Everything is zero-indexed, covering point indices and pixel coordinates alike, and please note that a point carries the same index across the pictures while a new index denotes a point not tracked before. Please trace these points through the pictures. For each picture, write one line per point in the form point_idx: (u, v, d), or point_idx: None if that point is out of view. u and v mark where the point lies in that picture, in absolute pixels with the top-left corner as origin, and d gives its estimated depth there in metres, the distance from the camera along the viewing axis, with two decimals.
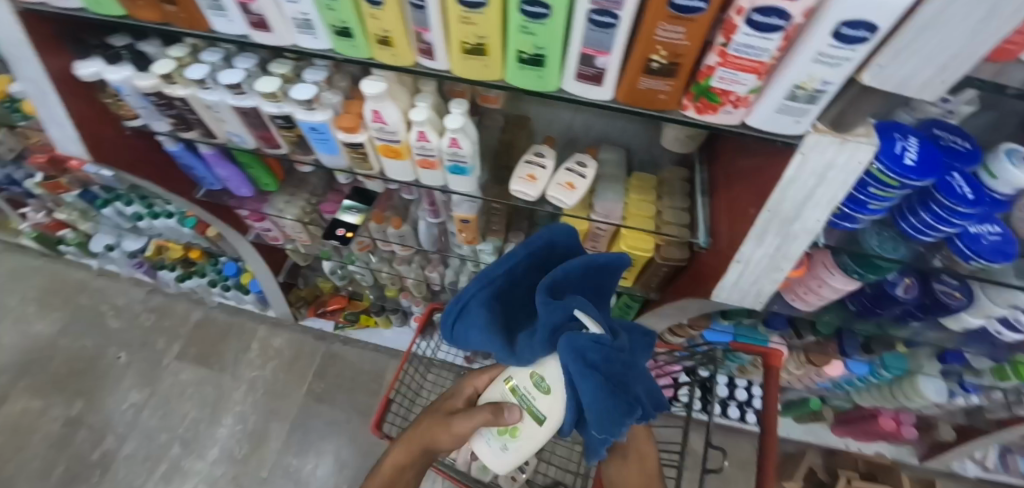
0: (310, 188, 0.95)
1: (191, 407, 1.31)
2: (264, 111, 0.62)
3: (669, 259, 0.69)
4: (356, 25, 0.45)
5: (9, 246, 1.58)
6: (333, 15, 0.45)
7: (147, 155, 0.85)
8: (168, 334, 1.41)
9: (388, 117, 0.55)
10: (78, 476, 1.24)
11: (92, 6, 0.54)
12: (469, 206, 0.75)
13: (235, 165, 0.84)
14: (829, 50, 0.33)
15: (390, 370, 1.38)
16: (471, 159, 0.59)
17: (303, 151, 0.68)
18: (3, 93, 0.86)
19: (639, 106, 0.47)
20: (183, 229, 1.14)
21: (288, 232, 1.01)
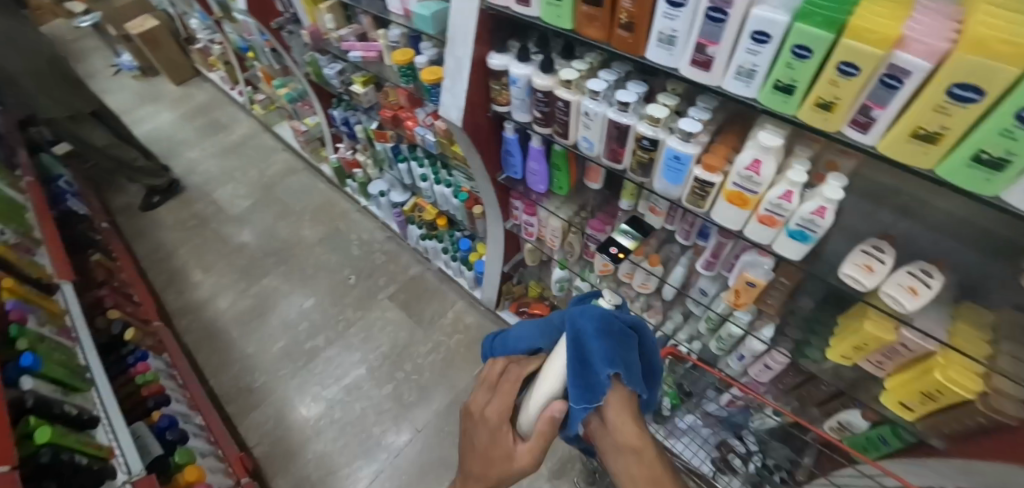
0: (584, 200, 1.08)
1: (384, 342, 1.53)
2: (636, 130, 0.75)
3: (998, 413, 0.61)
4: (803, 85, 0.55)
5: (311, 168, 2.09)
6: (788, 73, 0.55)
7: (487, 136, 1.03)
8: (389, 276, 1.69)
9: (763, 169, 0.63)
10: (292, 355, 1.54)
11: (558, 22, 0.75)
12: (762, 271, 0.81)
13: (547, 163, 0.99)
14: None
15: None
16: (821, 231, 0.63)
17: (642, 173, 0.81)
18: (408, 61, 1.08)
19: None
20: (452, 199, 1.34)
21: (546, 232, 1.14)
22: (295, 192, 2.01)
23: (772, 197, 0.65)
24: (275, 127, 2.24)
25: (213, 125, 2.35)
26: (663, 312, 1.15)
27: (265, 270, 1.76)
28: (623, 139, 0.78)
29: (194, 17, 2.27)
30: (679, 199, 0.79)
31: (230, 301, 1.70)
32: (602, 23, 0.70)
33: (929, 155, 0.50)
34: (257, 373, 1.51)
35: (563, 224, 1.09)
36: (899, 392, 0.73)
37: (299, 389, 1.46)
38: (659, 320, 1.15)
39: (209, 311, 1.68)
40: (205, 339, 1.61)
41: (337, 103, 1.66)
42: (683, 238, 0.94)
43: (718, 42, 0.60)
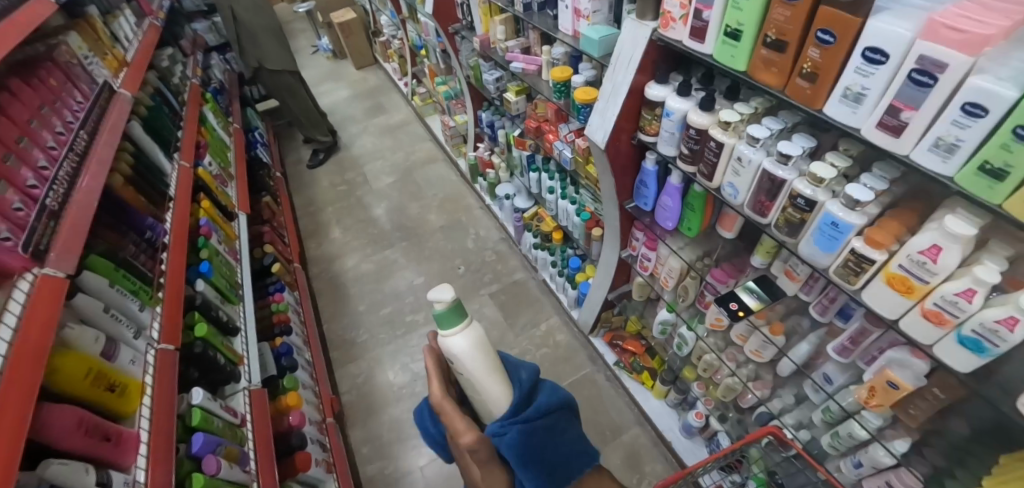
0: (713, 248, 1.02)
1: None
2: (792, 187, 0.70)
3: None
4: (1019, 173, 0.47)
5: (448, 160, 2.29)
6: (1001, 157, 0.47)
7: (626, 162, 1.02)
8: (495, 274, 1.77)
9: (943, 258, 0.57)
10: (394, 323, 1.69)
11: (729, 61, 0.73)
12: (912, 374, 0.70)
13: (682, 201, 0.96)
14: None
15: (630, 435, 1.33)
16: (1006, 346, 0.54)
17: (788, 233, 0.75)
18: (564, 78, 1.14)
19: None
20: (574, 217, 1.35)
21: (662, 271, 1.10)
22: (432, 179, 2.21)
23: (947, 291, 0.57)
24: (426, 118, 2.50)
25: (378, 108, 2.71)
26: (777, 390, 1.02)
27: (389, 242, 1.97)
28: (773, 193, 0.73)
29: (387, 14, 2.64)
30: (824, 270, 0.72)
31: (355, 261, 1.93)
32: (778, 69, 0.67)
33: None
34: (362, 329, 1.69)
35: (682, 266, 1.05)
36: None
37: (392, 355, 1.60)
38: (772, 398, 1.02)
39: (337, 266, 1.92)
40: (329, 288, 1.85)
41: (487, 106, 1.81)
42: (817, 313, 0.86)
43: (917, 107, 0.54)
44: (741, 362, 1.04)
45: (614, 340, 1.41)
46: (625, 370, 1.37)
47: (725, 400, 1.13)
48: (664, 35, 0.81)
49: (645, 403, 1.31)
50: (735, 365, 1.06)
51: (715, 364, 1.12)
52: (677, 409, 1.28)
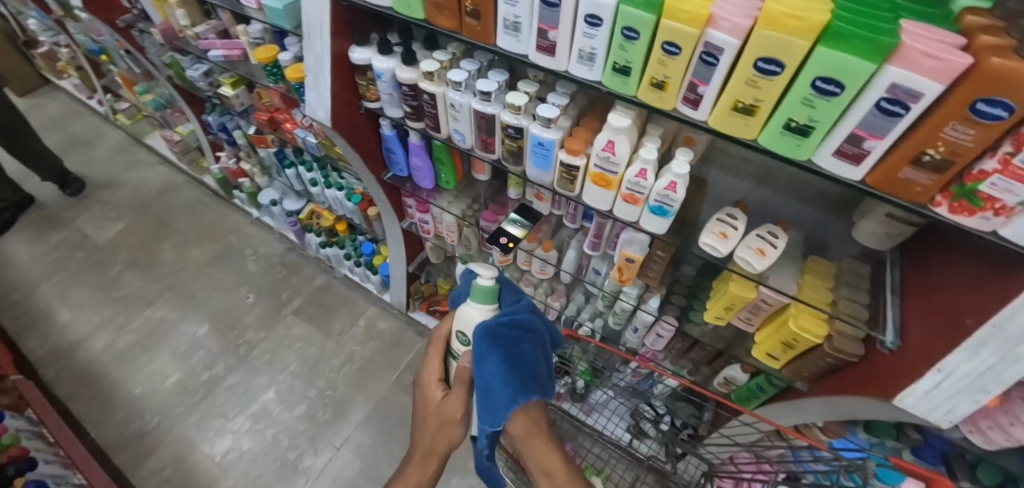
0: (474, 193, 1.07)
1: (292, 360, 1.43)
2: (501, 120, 0.73)
3: (841, 352, 0.67)
4: (637, 66, 0.56)
5: (194, 180, 1.89)
6: (623, 55, 0.56)
7: (365, 136, 0.99)
8: (292, 289, 1.59)
9: (618, 149, 0.63)
10: (188, 391, 1.39)
11: (406, 10, 0.70)
12: (639, 247, 0.81)
13: (430, 158, 0.96)
14: None
15: None
16: (677, 204, 0.64)
17: (514, 162, 0.79)
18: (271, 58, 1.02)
19: (890, 192, 0.49)
20: (346, 203, 1.31)
21: (442, 228, 1.12)
22: (178, 209, 1.81)
23: (630, 176, 0.65)
24: (146, 138, 1.99)
25: (63, 139, 2.04)
26: (566, 297, 1.13)
27: (148, 298, 1.57)
28: (491, 129, 0.76)
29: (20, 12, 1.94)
30: (551, 186, 0.76)
31: (107, 339, 1.49)
32: (450, 11, 0.67)
33: (750, 127, 0.53)
34: (147, 415, 1.34)
35: (456, 219, 1.07)
36: (765, 345, 0.78)
37: (198, 426, 1.32)
38: (563, 305, 1.13)
39: (80, 354, 1.46)
40: (79, 387, 1.40)
41: (211, 107, 1.51)
42: (570, 222, 0.91)
43: (556, 27, 0.58)
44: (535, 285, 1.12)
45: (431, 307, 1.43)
46: None
47: None
48: None
49: None
50: (532, 288, 1.13)
51: None
52: None
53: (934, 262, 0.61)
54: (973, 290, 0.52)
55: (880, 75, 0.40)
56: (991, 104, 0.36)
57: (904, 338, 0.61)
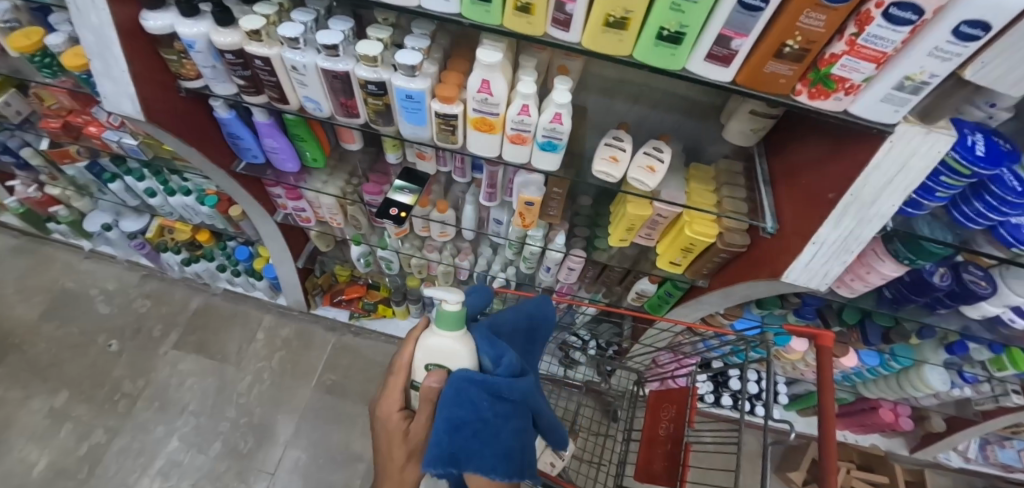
0: (351, 167, 0.96)
1: (190, 399, 1.25)
2: (357, 76, 0.62)
3: (732, 246, 0.73)
4: None
5: None
6: None
7: (196, 124, 0.81)
8: (166, 321, 1.36)
9: (495, 88, 0.58)
10: (63, 472, 1.14)
11: None
12: (536, 188, 0.78)
13: (287, 137, 0.83)
14: (947, 45, 0.39)
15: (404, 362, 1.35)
16: (566, 137, 0.61)
17: (385, 123, 0.69)
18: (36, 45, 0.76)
19: (756, 88, 0.51)
20: (200, 207, 1.11)
21: (322, 212, 1.01)
22: None
23: (513, 115, 0.60)
24: None
25: None
26: (475, 253, 1.09)
27: None
28: (350, 90, 0.65)
29: None
30: (432, 142, 0.68)
31: None
32: None
33: (624, 42, 0.50)
34: None
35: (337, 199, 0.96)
36: (667, 254, 0.81)
37: None
38: (473, 262, 1.10)
39: None
40: None
41: None
42: (459, 177, 0.86)
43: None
44: (440, 249, 1.07)
45: (335, 298, 1.33)
46: (363, 316, 1.34)
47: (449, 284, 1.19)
48: None
49: (395, 330, 1.34)
50: (438, 254, 1.07)
51: (424, 262, 1.11)
52: (422, 316, 1.35)
53: (793, 147, 0.68)
54: (829, 167, 0.59)
55: None
56: (903, 7, 0.37)
57: (781, 220, 0.68)
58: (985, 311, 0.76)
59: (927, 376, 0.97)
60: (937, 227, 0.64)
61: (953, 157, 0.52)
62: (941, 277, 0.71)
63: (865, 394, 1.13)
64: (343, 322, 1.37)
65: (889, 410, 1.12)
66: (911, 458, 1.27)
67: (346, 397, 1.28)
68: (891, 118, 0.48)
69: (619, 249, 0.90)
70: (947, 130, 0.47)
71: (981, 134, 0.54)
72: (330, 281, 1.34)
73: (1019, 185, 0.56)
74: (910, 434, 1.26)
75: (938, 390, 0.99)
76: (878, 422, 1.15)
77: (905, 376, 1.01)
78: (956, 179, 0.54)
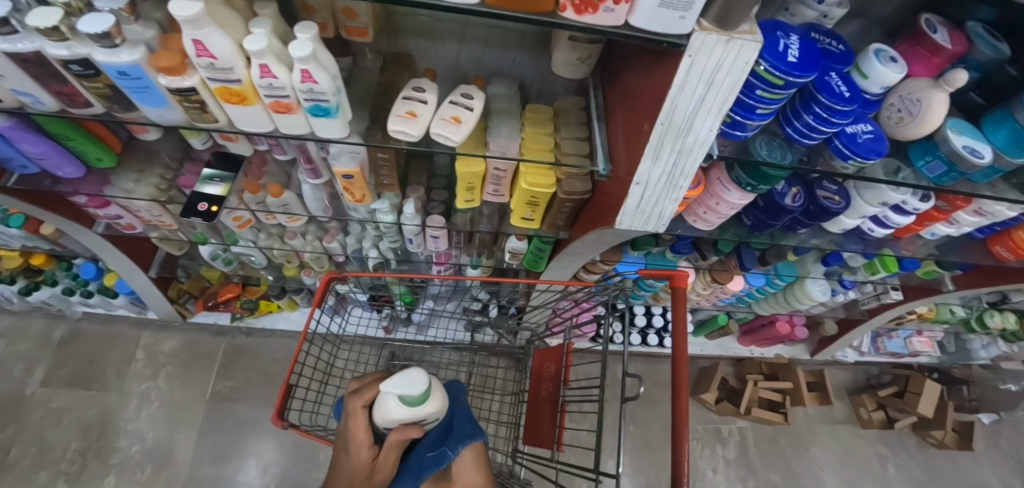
0: (163, 160, 0.82)
1: (71, 438, 1.13)
2: (51, 55, 0.47)
3: (573, 194, 0.66)
4: None
5: None
6: None
7: None
8: (28, 358, 1.21)
9: (217, 49, 0.45)
10: None
11: None
12: (349, 158, 0.67)
13: (50, 139, 0.68)
14: None
15: (308, 354, 1.28)
16: (333, 97, 0.50)
17: (125, 108, 0.56)
18: None
19: (513, 9, 0.42)
20: (9, 230, 0.94)
21: (145, 216, 0.87)
22: None
23: (258, 79, 0.48)
24: None
25: None
26: (343, 233, 0.98)
27: None
28: (56, 74, 0.51)
29: None
30: (190, 124, 0.57)
31: None
32: None
33: None
34: None
35: (153, 201, 0.83)
36: (516, 209, 0.72)
37: None
38: (343, 243, 1.00)
39: None
40: None
41: None
42: (278, 155, 0.74)
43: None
44: (301, 234, 0.96)
45: (209, 302, 1.22)
46: (246, 316, 1.25)
47: (328, 269, 1.10)
48: None
49: (288, 324, 1.27)
50: (301, 239, 0.98)
51: (289, 250, 1.02)
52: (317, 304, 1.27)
53: (622, 71, 0.60)
54: (646, 95, 0.52)
55: None
56: None
57: (613, 160, 0.61)
58: (844, 224, 0.72)
59: (810, 289, 0.98)
60: (775, 147, 0.58)
61: (764, 68, 0.46)
62: (793, 198, 0.66)
63: (760, 311, 1.14)
64: (228, 325, 1.28)
65: (784, 322, 1.16)
66: (813, 360, 1.34)
67: (250, 401, 1.22)
68: (680, 28, 0.40)
69: (477, 210, 0.82)
70: (749, 36, 0.40)
71: (799, 37, 0.47)
72: (200, 285, 1.22)
73: (847, 90, 0.51)
74: (809, 339, 1.32)
75: (820, 300, 1.01)
76: (776, 335, 1.19)
77: (790, 291, 1.03)
78: (771, 93, 0.48)
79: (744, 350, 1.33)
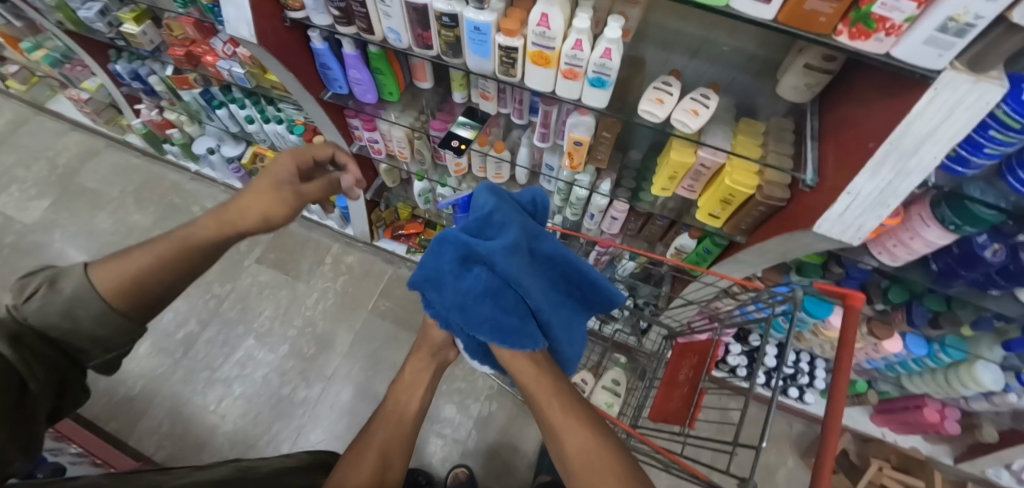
0: (421, 105, 1.06)
1: (266, 305, 1.45)
2: (433, 10, 0.69)
3: (771, 199, 0.75)
4: None
5: (116, 143, 1.74)
6: None
7: (293, 51, 0.92)
8: (251, 238, 1.56)
9: (553, 23, 0.63)
10: (164, 350, 1.38)
11: None
12: (585, 129, 0.83)
13: (369, 69, 0.94)
14: None
15: None
16: (614, 73, 0.66)
17: (453, 55, 0.76)
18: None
19: (797, 27, 0.53)
20: (289, 136, 1.27)
21: (392, 145, 1.13)
22: (105, 175, 1.67)
23: (567, 50, 0.65)
24: (47, 104, 1.77)
25: None
26: (525, 200, 1.18)
27: None
28: (425, 22, 0.72)
29: None
30: (493, 75, 0.75)
31: None
32: None
33: None
34: (129, 380, 1.33)
35: (406, 132, 1.08)
36: (706, 206, 0.84)
37: (185, 382, 1.34)
38: (523, 208, 1.18)
39: None
40: None
41: (116, 55, 1.36)
42: (518, 118, 0.94)
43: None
44: (494, 191, 1.16)
45: (397, 232, 1.48)
46: (419, 251, 1.49)
47: None
48: None
49: None
50: None
51: None
52: None
53: (848, 102, 0.68)
54: (877, 117, 0.60)
55: None
56: None
57: (822, 174, 0.69)
58: None
59: (978, 373, 0.92)
60: (991, 192, 0.61)
61: (1003, 111, 0.51)
62: (994, 253, 0.67)
63: (909, 387, 1.10)
64: (400, 255, 1.52)
65: (935, 410, 1.08)
66: (955, 468, 1.20)
67: (395, 322, 1.44)
68: (938, 64, 0.49)
69: (661, 201, 0.95)
70: (998, 80, 0.47)
71: None
72: (393, 217, 1.48)
73: None
74: (956, 442, 1.19)
75: (989, 389, 0.93)
76: (921, 422, 1.11)
77: (955, 372, 0.97)
78: (1005, 134, 0.53)
79: (877, 431, 1.24)
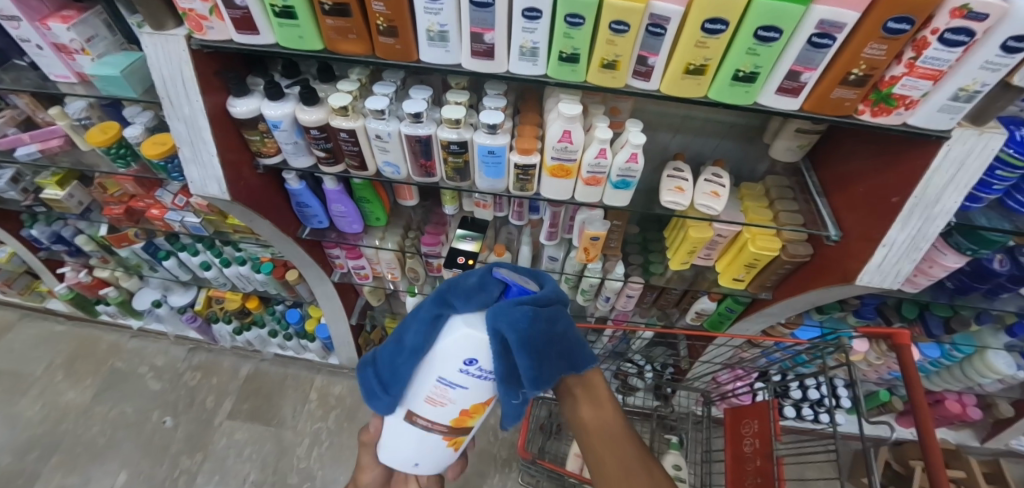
0: (406, 220, 1.01)
1: (250, 469, 1.23)
2: (439, 138, 0.66)
3: (796, 257, 0.77)
4: (586, 51, 0.52)
5: (33, 311, 1.47)
6: (569, 43, 0.51)
7: (266, 196, 0.85)
8: (217, 392, 1.36)
9: (575, 137, 0.62)
10: None
11: (298, 42, 0.57)
12: (599, 223, 0.83)
13: (354, 200, 0.89)
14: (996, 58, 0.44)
15: None
16: (639, 174, 0.66)
17: (460, 178, 0.73)
18: (157, 156, 0.79)
19: (824, 113, 0.55)
20: (255, 275, 1.14)
21: (381, 266, 1.05)
22: (20, 352, 1.40)
23: (590, 158, 0.64)
24: None
25: None
26: None
27: (26, 476, 1.20)
28: (429, 151, 0.69)
29: None
30: (506, 191, 0.73)
31: None
32: (354, 35, 0.55)
33: (701, 85, 0.54)
34: None
35: (396, 252, 1.01)
36: (729, 271, 0.86)
37: None
38: None
39: None
40: None
41: (30, 218, 1.17)
42: (515, 219, 0.89)
43: (492, 27, 0.51)
44: None
45: None
46: None
47: None
48: (207, 40, 0.58)
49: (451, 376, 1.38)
50: None
51: None
52: None
53: (842, 160, 0.73)
54: (885, 175, 0.63)
55: (809, 14, 0.45)
56: (955, 31, 0.43)
57: (843, 228, 0.72)
58: None
59: (992, 359, 0.98)
60: (993, 217, 0.66)
61: (1007, 152, 0.56)
62: (1000, 263, 0.74)
63: (928, 386, 1.15)
64: None
65: (954, 401, 1.14)
66: (983, 448, 1.26)
67: None
68: (947, 125, 0.52)
69: (676, 271, 0.95)
70: (998, 131, 0.51)
71: None
72: (380, 335, 1.38)
73: None
74: (977, 424, 1.25)
75: (1006, 375, 0.99)
76: (947, 415, 1.17)
77: (970, 364, 1.03)
78: (1011, 171, 0.57)
79: (906, 432, 1.29)
